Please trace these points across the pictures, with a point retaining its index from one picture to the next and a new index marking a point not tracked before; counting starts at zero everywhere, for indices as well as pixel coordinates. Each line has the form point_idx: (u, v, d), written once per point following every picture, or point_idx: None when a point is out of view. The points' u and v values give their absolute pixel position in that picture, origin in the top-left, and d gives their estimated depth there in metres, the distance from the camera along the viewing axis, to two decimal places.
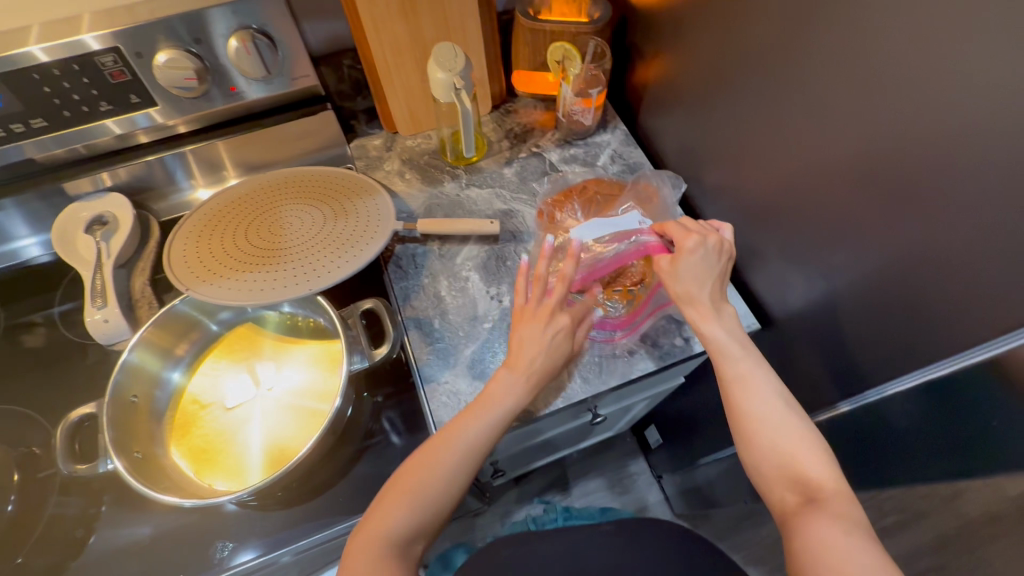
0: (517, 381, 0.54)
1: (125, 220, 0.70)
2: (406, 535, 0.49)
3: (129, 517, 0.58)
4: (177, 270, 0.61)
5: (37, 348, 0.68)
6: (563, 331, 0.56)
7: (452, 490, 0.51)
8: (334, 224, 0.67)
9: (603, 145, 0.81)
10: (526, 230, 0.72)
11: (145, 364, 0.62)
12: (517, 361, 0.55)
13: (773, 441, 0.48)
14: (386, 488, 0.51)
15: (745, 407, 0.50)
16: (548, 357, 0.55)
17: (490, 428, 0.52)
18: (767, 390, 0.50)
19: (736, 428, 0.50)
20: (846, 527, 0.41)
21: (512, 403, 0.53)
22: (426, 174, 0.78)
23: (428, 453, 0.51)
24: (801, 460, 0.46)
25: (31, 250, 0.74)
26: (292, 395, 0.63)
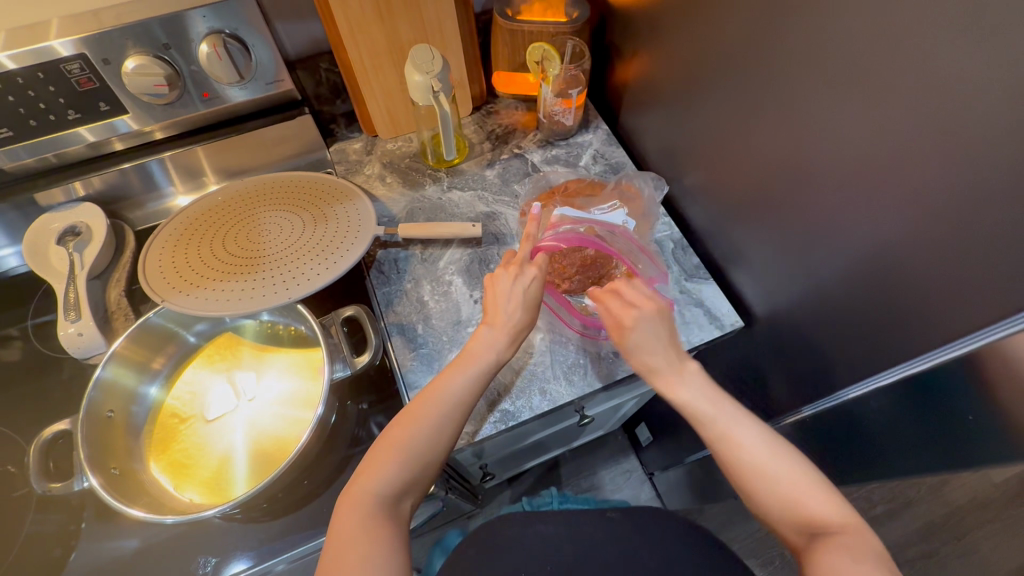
0: (497, 336, 0.55)
1: (99, 230, 0.68)
2: (394, 490, 0.48)
3: (110, 534, 0.57)
4: (152, 280, 0.60)
5: (12, 363, 0.66)
6: (538, 280, 0.57)
7: (440, 444, 0.50)
8: (314, 230, 0.66)
9: (585, 145, 0.81)
10: (509, 232, 0.71)
11: (121, 378, 0.61)
12: (496, 318, 0.56)
13: (773, 483, 0.46)
14: (374, 445, 0.51)
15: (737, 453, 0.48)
16: (525, 311, 0.56)
17: (475, 380, 0.53)
18: (752, 432, 0.49)
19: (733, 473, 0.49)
20: (870, 566, 0.40)
21: (494, 357, 0.54)
22: (408, 177, 0.77)
23: (413, 409, 0.51)
24: (803, 498, 0.45)
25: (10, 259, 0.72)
26: (275, 405, 0.62)
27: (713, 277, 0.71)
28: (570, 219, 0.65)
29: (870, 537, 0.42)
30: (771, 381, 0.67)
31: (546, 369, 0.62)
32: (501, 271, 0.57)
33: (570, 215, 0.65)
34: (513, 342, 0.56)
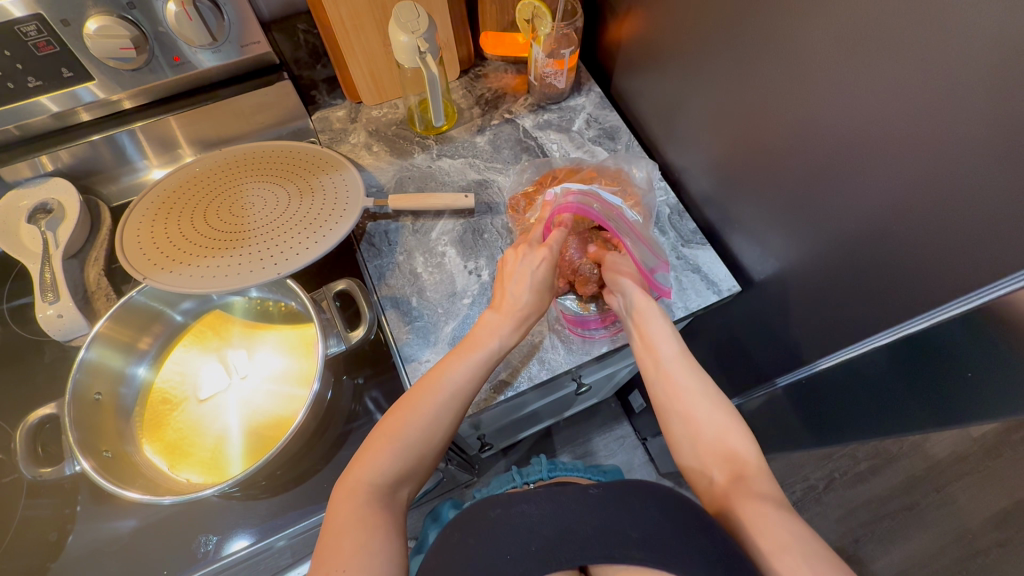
0: (501, 322, 0.54)
1: (72, 207, 0.65)
2: (391, 479, 0.47)
3: (105, 516, 0.56)
4: (131, 257, 0.57)
5: None
6: (546, 262, 0.55)
7: (435, 438, 0.50)
8: (300, 203, 0.64)
9: (577, 110, 0.78)
10: (501, 201, 0.69)
11: (107, 360, 0.59)
12: (501, 303, 0.54)
13: (706, 426, 0.51)
14: (372, 433, 0.50)
15: (680, 403, 0.52)
16: (533, 294, 0.54)
17: (475, 368, 0.52)
18: (698, 384, 0.52)
19: (669, 414, 0.53)
20: (770, 500, 0.45)
21: (497, 343, 0.53)
22: (395, 145, 0.74)
23: (413, 398, 0.50)
24: (731, 441, 0.49)
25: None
26: (269, 384, 0.61)
27: (710, 243, 0.70)
28: (571, 191, 0.63)
29: (773, 481, 0.47)
30: (765, 345, 0.68)
31: (543, 339, 0.61)
32: (509, 250, 0.57)
33: (572, 189, 0.64)
34: (517, 329, 0.54)
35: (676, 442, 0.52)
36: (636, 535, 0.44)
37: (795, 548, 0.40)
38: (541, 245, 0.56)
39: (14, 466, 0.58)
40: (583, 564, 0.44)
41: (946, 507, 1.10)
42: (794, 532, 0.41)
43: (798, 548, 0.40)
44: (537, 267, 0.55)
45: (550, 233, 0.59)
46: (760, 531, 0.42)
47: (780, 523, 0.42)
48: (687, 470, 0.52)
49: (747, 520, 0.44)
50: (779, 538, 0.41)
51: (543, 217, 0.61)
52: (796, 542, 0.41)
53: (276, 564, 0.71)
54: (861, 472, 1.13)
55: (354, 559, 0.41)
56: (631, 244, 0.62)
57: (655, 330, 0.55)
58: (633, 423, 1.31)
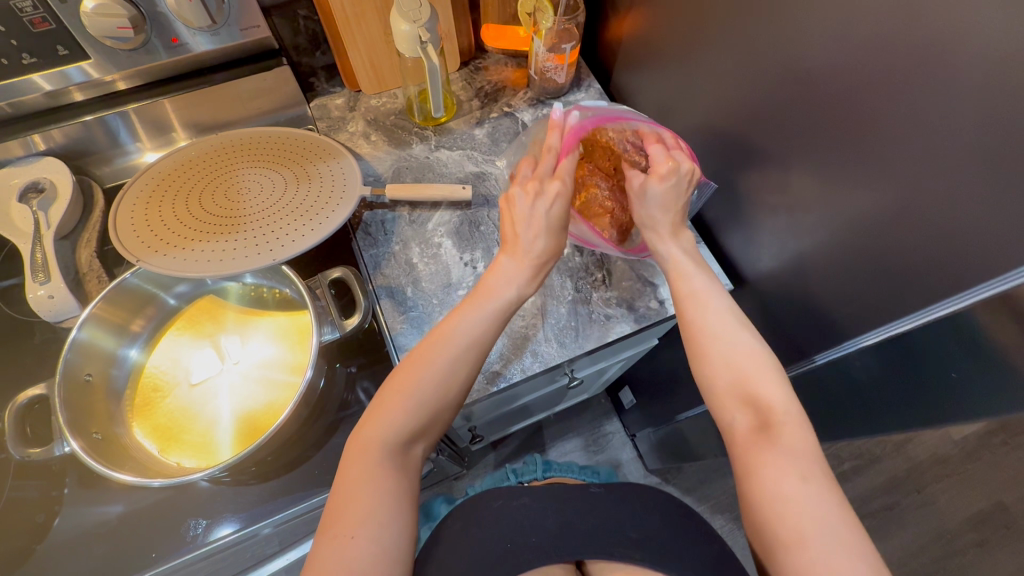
0: (518, 269, 0.54)
1: (64, 187, 0.64)
2: (403, 438, 0.47)
3: (93, 499, 0.56)
4: (124, 239, 0.57)
5: None
6: (559, 200, 0.55)
7: (448, 394, 0.50)
8: (297, 189, 0.63)
9: (576, 105, 0.78)
10: (498, 194, 0.69)
11: (98, 341, 0.59)
12: (515, 248, 0.55)
13: (728, 366, 0.48)
14: (382, 389, 0.49)
15: (702, 342, 0.50)
16: (547, 238, 0.55)
17: (488, 319, 0.52)
18: (729, 330, 0.50)
19: (694, 355, 0.51)
20: (799, 463, 0.42)
21: (512, 292, 0.53)
22: (393, 135, 0.73)
23: (426, 350, 0.50)
24: (756, 385, 0.47)
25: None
26: (260, 370, 0.61)
27: (705, 241, 0.71)
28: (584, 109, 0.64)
29: (806, 432, 0.43)
30: None
31: (536, 332, 0.62)
32: (517, 189, 0.55)
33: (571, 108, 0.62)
34: (533, 279, 0.55)
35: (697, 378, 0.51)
36: (634, 535, 0.51)
37: (815, 538, 0.39)
38: (552, 181, 0.55)
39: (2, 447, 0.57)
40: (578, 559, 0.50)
41: (926, 507, 1.12)
42: (816, 505, 0.40)
43: (817, 529, 0.39)
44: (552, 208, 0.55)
45: (562, 161, 0.57)
46: (781, 501, 0.41)
47: (800, 496, 0.40)
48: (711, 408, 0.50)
49: (761, 476, 0.42)
50: (799, 519, 0.39)
51: (553, 145, 0.58)
52: (813, 523, 0.39)
53: (263, 551, 0.71)
54: (844, 471, 1.15)
55: (365, 526, 0.42)
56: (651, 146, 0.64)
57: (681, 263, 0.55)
58: (622, 419, 1.32)
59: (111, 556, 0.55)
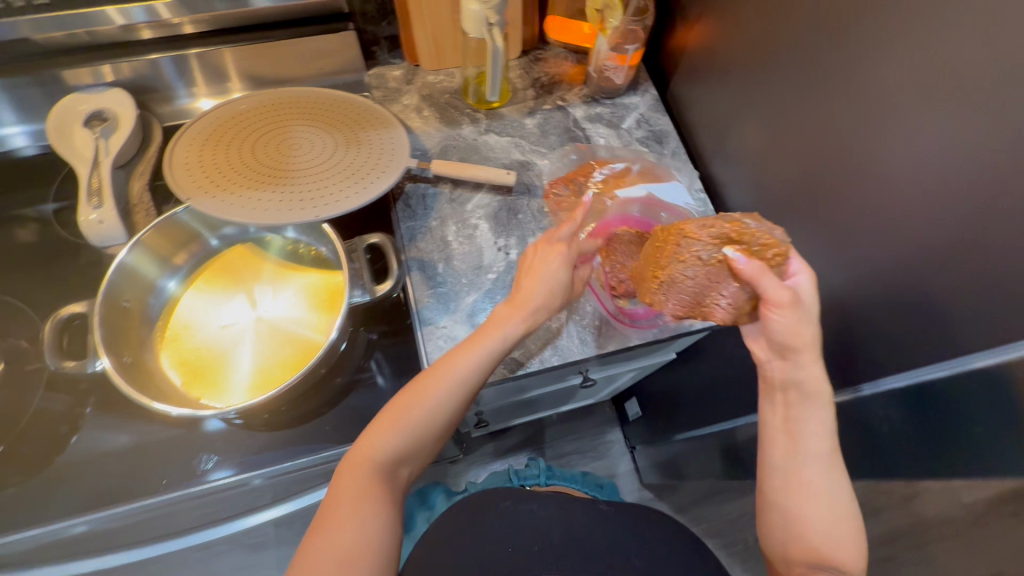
0: (512, 316, 0.53)
1: (126, 120, 0.66)
2: (395, 457, 0.49)
3: (113, 422, 0.59)
4: (176, 174, 0.59)
5: (31, 244, 0.65)
6: (562, 265, 0.56)
7: (440, 419, 0.51)
8: (346, 152, 0.65)
9: (631, 108, 0.76)
10: (540, 185, 0.69)
11: (141, 269, 0.61)
12: (516, 298, 0.54)
13: (816, 530, 0.47)
14: (379, 413, 0.52)
15: (797, 497, 0.47)
16: (545, 296, 0.55)
17: (483, 360, 0.51)
18: (832, 494, 0.47)
19: (777, 506, 0.49)
20: None
21: (507, 336, 0.52)
22: (445, 113, 0.74)
23: (421, 384, 0.51)
24: (839, 552, 0.46)
25: (15, 139, 0.70)
26: (290, 322, 0.62)
27: None
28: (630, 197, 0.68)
29: None
30: None
31: (560, 327, 0.62)
32: (530, 249, 0.58)
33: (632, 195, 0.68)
34: (525, 327, 0.54)
35: (767, 526, 0.50)
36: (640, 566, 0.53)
37: None
38: (557, 248, 0.56)
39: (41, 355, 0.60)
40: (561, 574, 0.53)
41: None
42: None
43: None
44: (563, 278, 0.56)
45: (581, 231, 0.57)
46: None
47: None
48: (768, 548, 0.51)
49: None
50: None
51: (576, 217, 0.58)
52: None
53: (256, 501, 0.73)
54: None
55: (350, 529, 0.45)
56: None
57: (805, 428, 0.48)
58: (624, 430, 1.32)
59: (123, 478, 0.57)
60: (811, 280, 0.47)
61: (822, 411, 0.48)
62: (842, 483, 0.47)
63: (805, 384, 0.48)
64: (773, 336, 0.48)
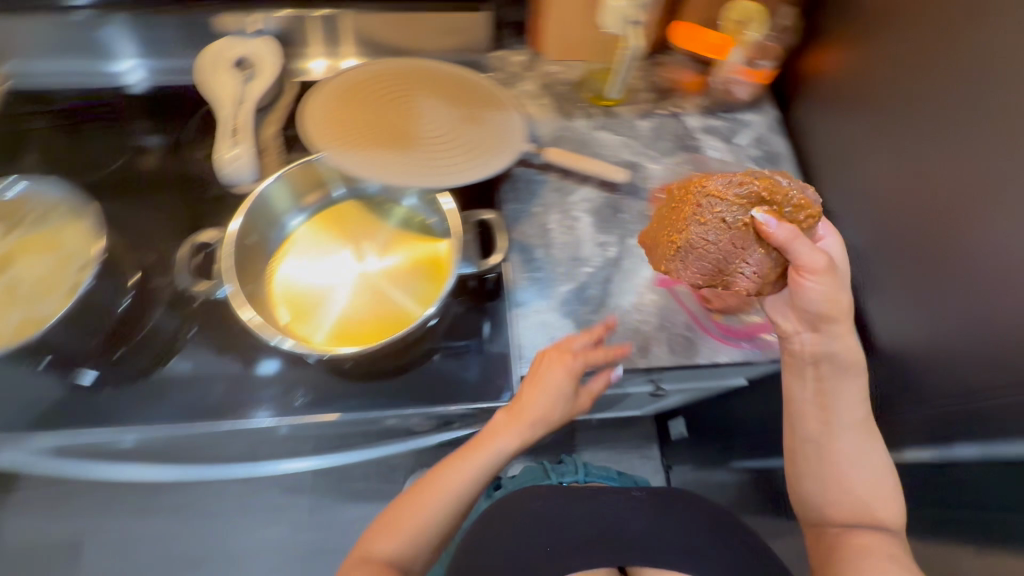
0: (510, 433, 0.56)
1: (269, 69, 0.70)
2: (398, 561, 0.52)
3: (217, 346, 0.60)
4: (311, 125, 0.62)
5: (149, 172, 0.69)
6: (568, 375, 0.55)
7: (444, 521, 0.54)
8: (467, 128, 0.66)
9: (747, 125, 0.75)
10: (644, 188, 0.69)
11: (266, 209, 0.64)
12: (514, 409, 0.57)
13: (849, 485, 0.49)
14: (385, 513, 0.55)
15: (830, 459, 0.50)
16: (546, 408, 0.56)
17: (477, 472, 0.55)
18: (864, 454, 0.49)
19: (807, 467, 0.51)
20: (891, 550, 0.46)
21: (502, 447, 0.56)
22: (562, 104, 0.74)
23: (420, 497, 0.55)
24: (875, 505, 0.48)
25: (131, 75, 0.74)
26: (390, 286, 0.64)
27: None
28: None
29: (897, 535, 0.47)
30: None
31: (649, 331, 0.62)
32: (542, 353, 0.58)
33: None
34: (520, 438, 0.56)
35: (797, 487, 0.52)
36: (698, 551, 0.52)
37: None
38: (564, 356, 0.56)
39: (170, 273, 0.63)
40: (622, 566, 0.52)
41: None
42: None
43: None
44: (564, 390, 0.56)
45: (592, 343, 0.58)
46: None
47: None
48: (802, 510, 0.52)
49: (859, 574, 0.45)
50: None
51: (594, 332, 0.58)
52: None
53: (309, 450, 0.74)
54: None
55: None
56: None
57: (839, 401, 0.49)
58: (661, 449, 1.30)
59: (226, 401, 0.57)
60: (837, 242, 0.51)
61: (854, 381, 0.50)
62: (875, 449, 0.49)
63: (838, 354, 0.49)
64: (807, 307, 0.48)
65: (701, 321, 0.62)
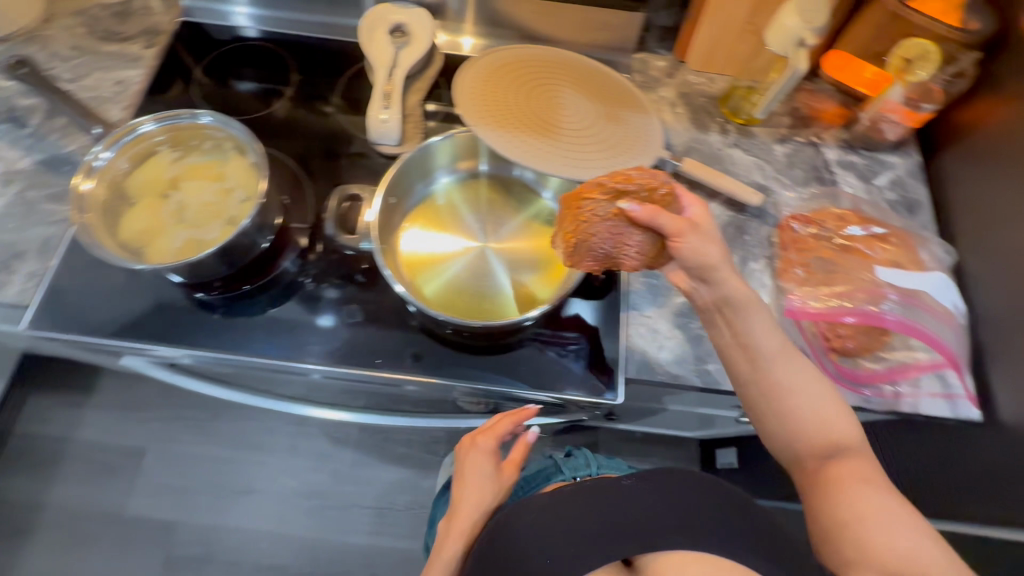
0: (454, 533, 0.51)
1: (421, 38, 0.71)
2: None
3: (337, 295, 0.63)
4: (460, 96, 0.64)
5: (274, 119, 0.71)
6: (483, 456, 0.56)
7: None
8: (606, 124, 0.66)
9: (887, 167, 0.72)
10: (773, 212, 0.68)
11: (411, 170, 0.67)
12: (453, 516, 0.53)
13: (819, 425, 0.46)
14: None
15: (803, 407, 0.46)
16: (478, 500, 0.53)
17: None
18: (803, 377, 0.46)
19: (780, 419, 0.47)
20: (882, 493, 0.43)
21: (453, 549, 0.50)
22: (698, 115, 0.74)
23: None
24: (835, 427, 0.46)
25: (239, 18, 0.77)
26: (512, 266, 0.65)
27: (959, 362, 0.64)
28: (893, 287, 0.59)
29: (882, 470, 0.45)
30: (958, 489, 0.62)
31: None
32: (458, 455, 0.58)
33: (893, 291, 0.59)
34: (467, 539, 0.51)
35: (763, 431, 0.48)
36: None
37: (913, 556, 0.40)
38: (471, 450, 0.57)
39: (319, 216, 0.66)
40: (628, 561, 0.41)
41: None
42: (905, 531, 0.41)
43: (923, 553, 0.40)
44: (488, 473, 0.56)
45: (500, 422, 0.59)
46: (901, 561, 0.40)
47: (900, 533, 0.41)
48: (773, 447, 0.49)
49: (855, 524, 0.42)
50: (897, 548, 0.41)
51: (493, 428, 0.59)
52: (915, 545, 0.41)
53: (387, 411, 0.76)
54: None
55: None
56: (942, 337, 0.58)
57: (753, 331, 0.46)
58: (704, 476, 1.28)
59: (345, 348, 0.60)
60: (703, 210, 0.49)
61: (764, 313, 0.47)
62: (805, 359, 0.47)
63: (732, 298, 0.46)
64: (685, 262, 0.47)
65: (820, 360, 0.59)
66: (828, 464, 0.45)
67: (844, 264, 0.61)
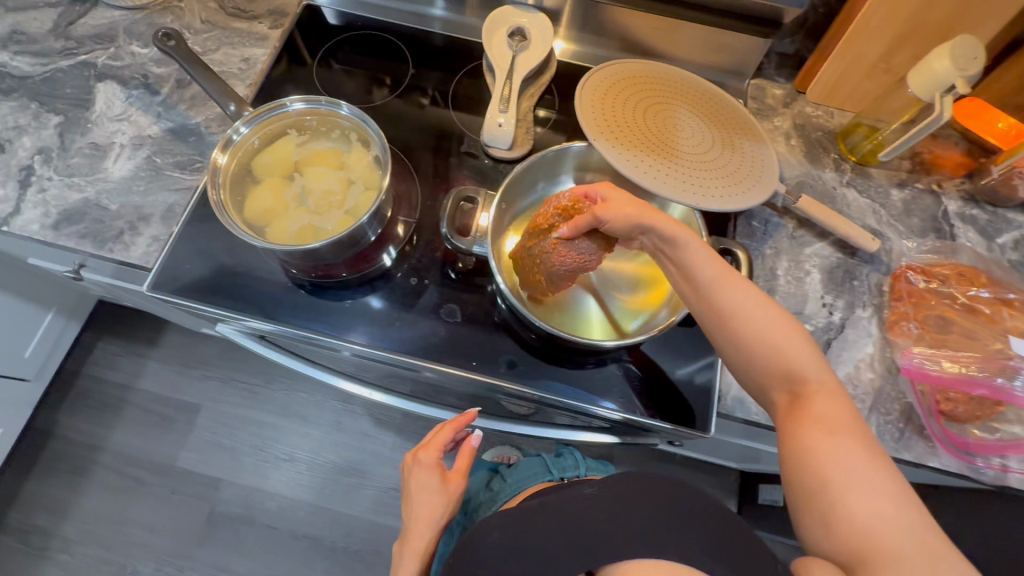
0: (409, 551, 0.52)
1: (539, 43, 0.71)
2: None
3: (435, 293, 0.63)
4: (580, 108, 0.63)
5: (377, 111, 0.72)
6: (430, 476, 0.56)
7: None
8: (723, 151, 0.65)
9: (1013, 225, 0.68)
10: (886, 260, 0.65)
11: (524, 176, 0.66)
12: (405, 536, 0.54)
13: (775, 358, 0.45)
14: None
15: (752, 343, 0.45)
16: (427, 518, 0.54)
17: None
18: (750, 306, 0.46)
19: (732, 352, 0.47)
20: (839, 431, 0.41)
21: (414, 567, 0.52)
22: (813, 149, 0.71)
23: None
24: (792, 360, 0.45)
25: None
26: (614, 283, 0.64)
27: None
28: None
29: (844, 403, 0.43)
30: None
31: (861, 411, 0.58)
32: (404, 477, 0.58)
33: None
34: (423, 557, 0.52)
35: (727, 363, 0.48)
36: None
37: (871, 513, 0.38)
38: (416, 470, 0.57)
39: (425, 212, 0.67)
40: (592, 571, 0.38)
41: None
42: (866, 482, 0.39)
43: (883, 512, 0.38)
44: (434, 486, 0.56)
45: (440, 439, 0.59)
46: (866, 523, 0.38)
47: (859, 482, 0.39)
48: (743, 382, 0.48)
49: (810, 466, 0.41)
50: (854, 496, 0.38)
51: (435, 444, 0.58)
52: (874, 503, 0.38)
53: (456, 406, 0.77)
54: None
55: None
56: None
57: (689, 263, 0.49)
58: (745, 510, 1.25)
59: (438, 346, 0.60)
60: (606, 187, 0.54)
61: (692, 238, 0.49)
62: (748, 287, 0.47)
63: (661, 231, 0.50)
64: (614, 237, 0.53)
65: (926, 422, 0.56)
66: (802, 404, 0.43)
67: (964, 325, 0.58)
